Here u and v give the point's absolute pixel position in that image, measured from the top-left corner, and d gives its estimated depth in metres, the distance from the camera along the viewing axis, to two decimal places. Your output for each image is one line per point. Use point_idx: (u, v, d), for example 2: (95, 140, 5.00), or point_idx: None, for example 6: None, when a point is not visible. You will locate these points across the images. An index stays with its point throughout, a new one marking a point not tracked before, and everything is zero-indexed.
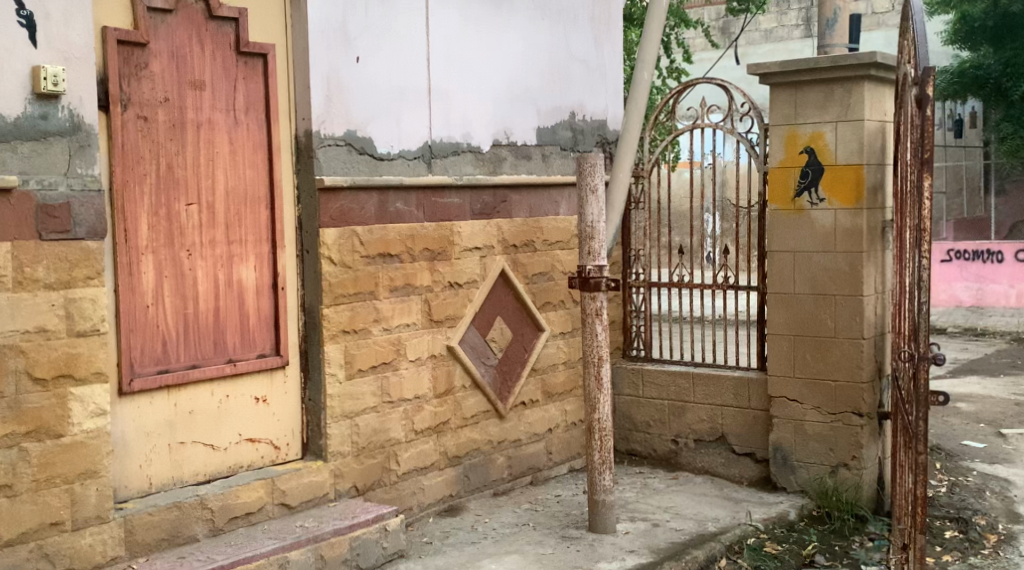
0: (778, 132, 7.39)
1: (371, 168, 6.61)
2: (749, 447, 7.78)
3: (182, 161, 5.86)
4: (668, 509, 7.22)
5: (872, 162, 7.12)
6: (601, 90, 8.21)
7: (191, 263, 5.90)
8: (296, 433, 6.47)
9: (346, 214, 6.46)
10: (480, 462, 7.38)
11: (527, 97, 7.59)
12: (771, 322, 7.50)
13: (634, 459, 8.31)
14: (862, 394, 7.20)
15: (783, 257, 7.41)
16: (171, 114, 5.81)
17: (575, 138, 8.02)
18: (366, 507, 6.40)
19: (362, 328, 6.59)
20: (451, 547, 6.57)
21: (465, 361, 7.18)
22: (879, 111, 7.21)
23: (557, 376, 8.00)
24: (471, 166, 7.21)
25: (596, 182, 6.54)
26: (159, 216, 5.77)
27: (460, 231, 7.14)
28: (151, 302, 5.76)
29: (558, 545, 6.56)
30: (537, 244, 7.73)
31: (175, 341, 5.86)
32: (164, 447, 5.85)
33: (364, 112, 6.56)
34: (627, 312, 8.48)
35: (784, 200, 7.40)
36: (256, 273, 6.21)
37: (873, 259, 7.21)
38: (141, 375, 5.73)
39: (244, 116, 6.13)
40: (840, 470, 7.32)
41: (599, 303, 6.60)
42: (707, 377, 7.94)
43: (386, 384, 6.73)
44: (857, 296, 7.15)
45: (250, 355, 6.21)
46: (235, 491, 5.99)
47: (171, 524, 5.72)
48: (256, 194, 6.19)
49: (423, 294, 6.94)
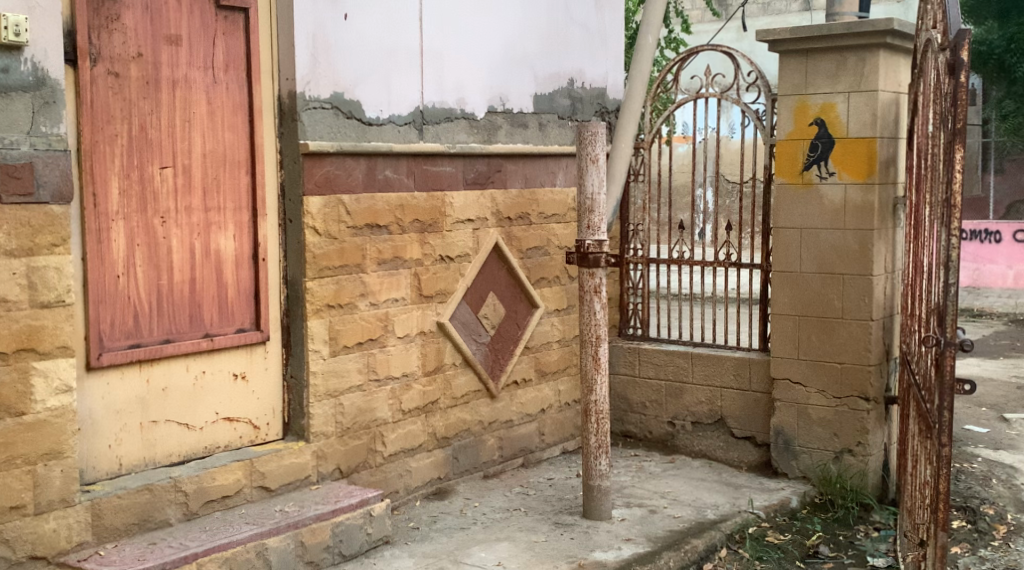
0: (787, 102, 7.05)
1: (359, 133, 6.26)
2: (749, 431, 7.48)
3: (156, 122, 5.50)
4: (665, 495, 6.91)
5: (886, 135, 6.80)
6: (601, 57, 7.85)
7: (164, 231, 5.55)
8: (277, 412, 6.14)
9: (332, 180, 6.11)
10: (470, 443, 7.07)
11: (524, 63, 7.24)
12: (775, 301, 7.18)
13: (628, 441, 8.01)
14: (869, 377, 6.88)
15: (789, 234, 7.09)
16: (144, 71, 5.45)
17: (573, 106, 7.67)
18: (350, 491, 6.08)
19: (348, 303, 6.26)
20: (439, 533, 6.25)
21: (455, 338, 6.85)
22: (894, 82, 6.87)
23: (550, 354, 7.67)
24: (464, 134, 6.86)
25: (597, 151, 6.21)
26: (131, 179, 5.41)
27: (452, 202, 6.80)
28: (122, 272, 5.41)
29: (551, 532, 6.25)
30: (533, 217, 7.40)
31: (147, 314, 5.52)
32: (135, 426, 5.51)
33: (352, 74, 6.21)
34: (624, 289, 8.14)
35: (792, 173, 7.06)
36: (236, 243, 5.86)
37: (885, 237, 6.88)
38: (111, 350, 5.39)
39: (224, 75, 5.76)
40: (845, 456, 7.02)
41: (598, 280, 6.27)
42: (707, 357, 7.62)
43: (372, 361, 6.41)
44: (866, 275, 6.83)
45: (228, 330, 5.86)
46: (211, 474, 5.66)
47: (141, 508, 5.40)
48: (235, 158, 5.84)
49: (412, 268, 6.60)
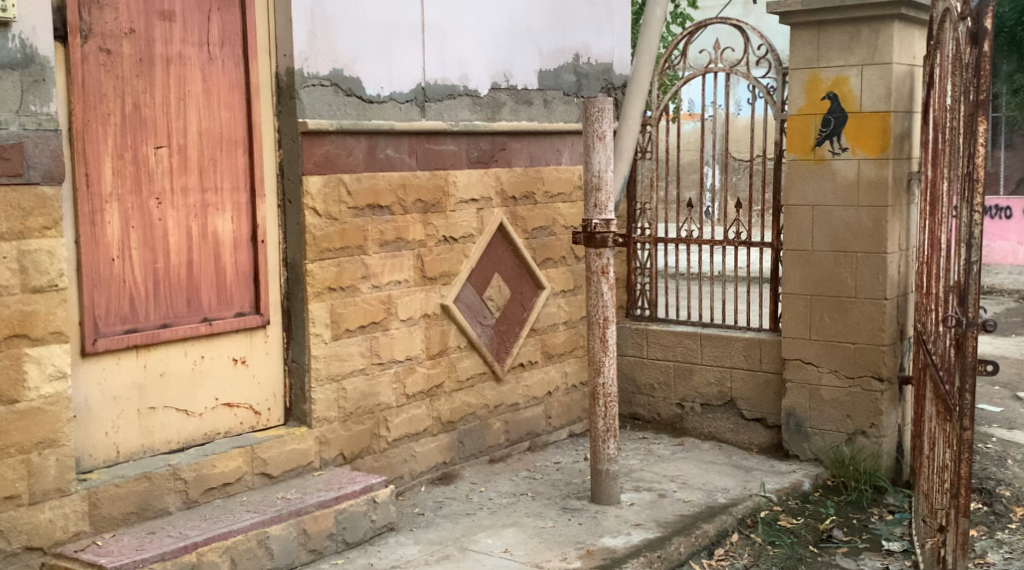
0: (799, 76, 6.89)
1: (359, 111, 6.11)
2: (759, 413, 7.34)
3: (150, 100, 5.35)
4: (674, 478, 6.77)
5: (900, 109, 6.63)
6: (607, 32, 7.68)
7: (160, 212, 5.41)
8: (278, 397, 6.01)
9: (332, 159, 5.97)
10: (475, 427, 6.94)
11: (529, 38, 7.08)
12: (786, 280, 7.03)
13: (637, 424, 7.87)
14: (882, 357, 6.74)
15: (801, 211, 6.94)
16: (137, 48, 5.30)
17: (579, 82, 7.50)
18: (353, 477, 5.94)
19: (350, 285, 6.12)
20: (444, 519, 6.13)
21: (460, 320, 6.72)
22: (908, 54, 6.70)
23: (557, 336, 7.53)
24: (467, 111, 6.71)
25: (604, 128, 6.05)
26: (125, 159, 5.27)
27: (455, 180, 6.65)
28: (117, 255, 5.27)
29: (558, 517, 6.12)
30: (538, 196, 7.24)
31: (143, 298, 5.38)
32: (132, 413, 5.38)
33: (352, 50, 6.05)
34: (631, 269, 8.00)
35: (803, 149, 6.90)
36: (233, 225, 5.72)
37: (899, 214, 6.72)
38: (106, 335, 5.25)
39: (220, 51, 5.61)
40: (858, 438, 6.88)
41: (606, 260, 6.12)
42: (716, 338, 7.48)
43: (375, 345, 6.27)
44: (880, 253, 6.68)
45: (227, 314, 5.72)
46: (211, 461, 5.53)
47: (140, 497, 5.27)
48: (232, 137, 5.69)
49: (415, 249, 6.46)
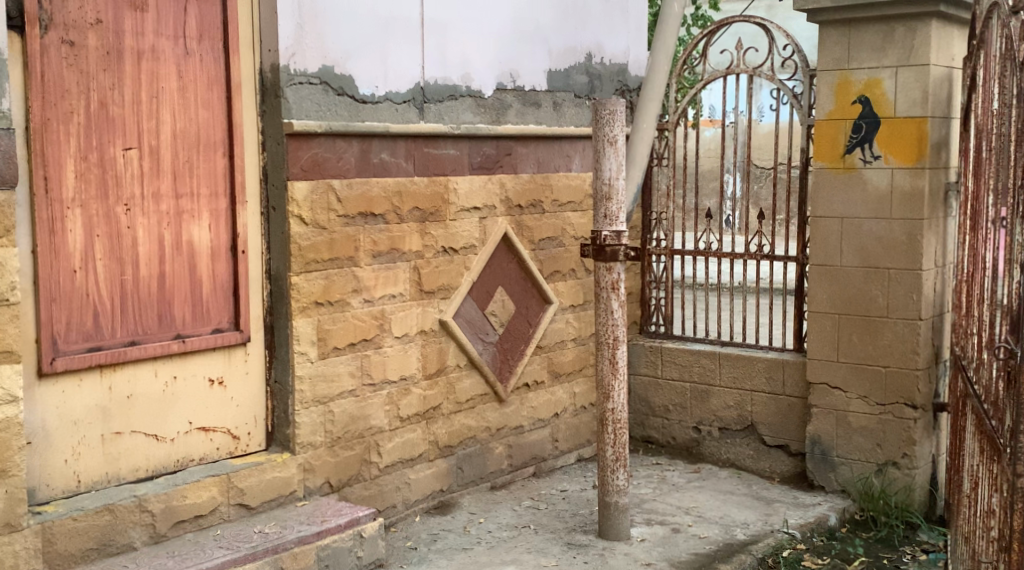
0: (828, 78, 6.39)
1: (351, 112, 5.64)
2: (782, 440, 6.84)
3: (118, 97, 4.90)
4: (689, 510, 6.28)
5: (937, 115, 6.12)
6: (621, 30, 7.18)
7: (129, 220, 4.95)
8: (259, 420, 5.55)
9: (320, 164, 5.50)
10: (475, 452, 6.46)
11: (537, 35, 6.61)
12: (812, 298, 6.52)
13: (650, 448, 7.39)
14: (916, 383, 6.22)
15: (829, 224, 6.43)
16: (104, 39, 4.84)
17: (591, 84, 7.01)
18: (339, 508, 5.47)
19: (340, 300, 5.65)
20: (439, 554, 5.65)
21: (460, 337, 6.24)
22: (947, 56, 6.18)
23: (565, 354, 7.04)
24: (470, 113, 6.22)
25: (616, 132, 5.57)
26: (90, 162, 4.82)
27: (456, 187, 6.18)
28: (80, 267, 4.82)
29: (562, 554, 5.64)
30: (546, 204, 6.77)
31: (109, 313, 4.92)
32: (94, 438, 4.94)
33: (343, 46, 5.59)
34: (645, 283, 7.48)
35: (832, 156, 6.40)
36: (211, 234, 5.26)
37: (935, 228, 6.21)
38: (66, 354, 4.81)
39: (197, 45, 5.16)
40: (888, 469, 6.36)
41: (617, 275, 5.64)
42: (735, 358, 6.98)
43: (366, 364, 5.80)
44: (915, 270, 6.17)
45: (203, 330, 5.26)
46: (182, 492, 5.08)
47: (101, 531, 4.83)
48: (211, 138, 5.23)
49: (412, 260, 5.99)
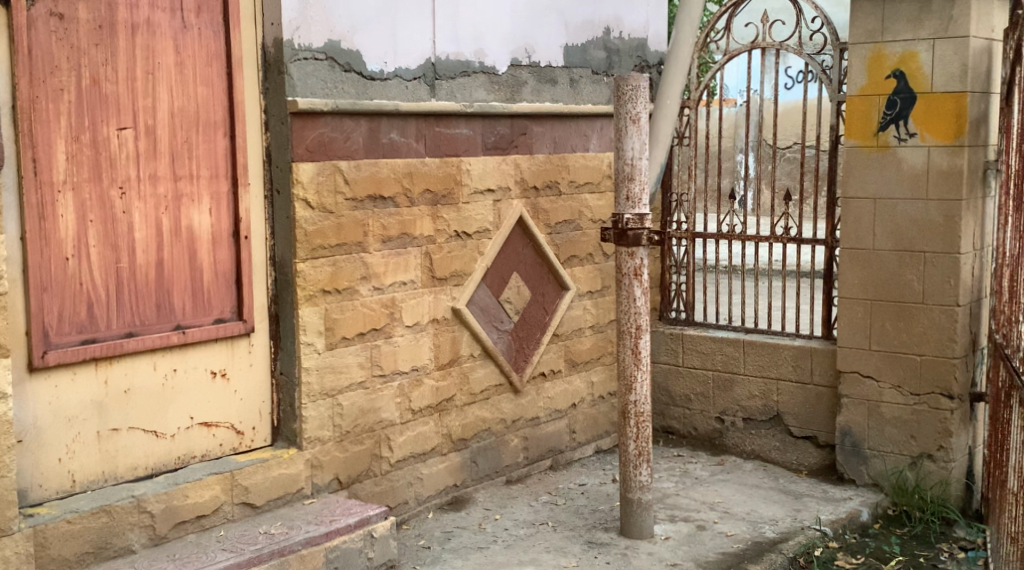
0: (861, 52, 6.08)
1: (359, 89, 5.35)
2: (809, 431, 6.55)
3: (111, 74, 4.61)
4: (714, 505, 6.00)
5: (977, 90, 5.81)
6: (641, 3, 6.88)
7: (124, 204, 4.67)
8: (265, 415, 5.28)
9: (326, 144, 5.22)
10: (491, 445, 6.19)
11: (554, 9, 6.30)
12: (843, 283, 6.22)
13: (670, 438, 7.10)
14: (953, 372, 5.93)
15: (861, 204, 6.13)
16: (95, 12, 4.55)
17: (609, 60, 6.70)
18: (348, 507, 5.20)
19: (347, 288, 5.36)
20: (453, 554, 5.38)
21: (473, 326, 5.95)
22: (987, 27, 5.87)
23: (582, 342, 6.75)
24: (484, 91, 5.93)
25: (639, 109, 5.28)
26: (81, 142, 4.54)
27: (469, 168, 5.88)
28: (72, 255, 4.54)
29: (583, 554, 5.36)
30: (562, 185, 6.47)
31: (104, 303, 4.64)
32: (89, 435, 4.67)
33: (351, 19, 5.29)
34: (665, 268, 7.16)
35: (864, 134, 6.10)
36: (212, 219, 4.97)
37: (974, 209, 5.91)
38: (58, 347, 4.54)
39: (196, 19, 4.87)
40: (923, 462, 6.07)
41: (639, 261, 5.34)
42: (761, 345, 6.68)
43: (376, 355, 5.52)
44: (953, 254, 5.86)
45: (204, 320, 4.98)
46: (183, 491, 4.81)
47: (97, 534, 4.57)
48: (210, 117, 4.94)
49: (423, 245, 5.70)
